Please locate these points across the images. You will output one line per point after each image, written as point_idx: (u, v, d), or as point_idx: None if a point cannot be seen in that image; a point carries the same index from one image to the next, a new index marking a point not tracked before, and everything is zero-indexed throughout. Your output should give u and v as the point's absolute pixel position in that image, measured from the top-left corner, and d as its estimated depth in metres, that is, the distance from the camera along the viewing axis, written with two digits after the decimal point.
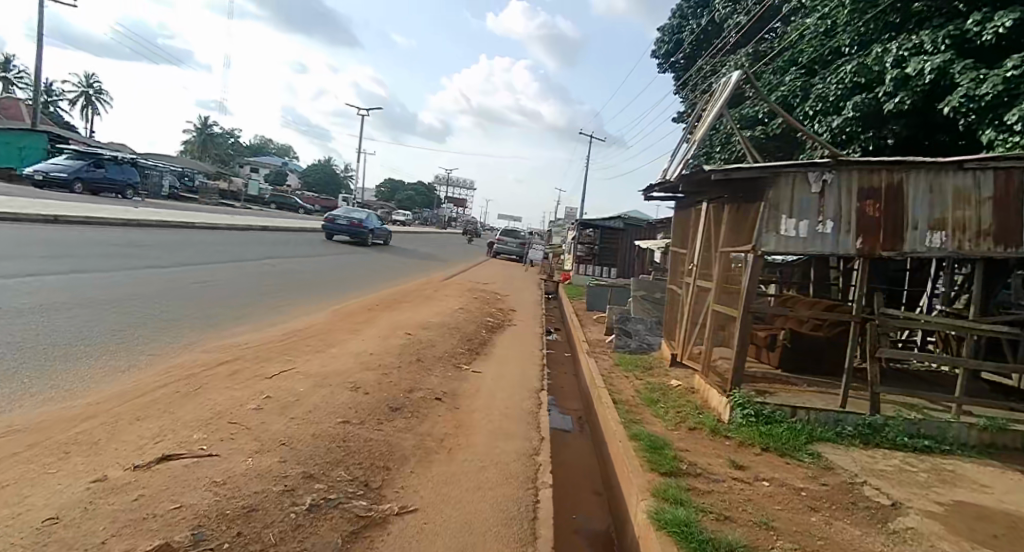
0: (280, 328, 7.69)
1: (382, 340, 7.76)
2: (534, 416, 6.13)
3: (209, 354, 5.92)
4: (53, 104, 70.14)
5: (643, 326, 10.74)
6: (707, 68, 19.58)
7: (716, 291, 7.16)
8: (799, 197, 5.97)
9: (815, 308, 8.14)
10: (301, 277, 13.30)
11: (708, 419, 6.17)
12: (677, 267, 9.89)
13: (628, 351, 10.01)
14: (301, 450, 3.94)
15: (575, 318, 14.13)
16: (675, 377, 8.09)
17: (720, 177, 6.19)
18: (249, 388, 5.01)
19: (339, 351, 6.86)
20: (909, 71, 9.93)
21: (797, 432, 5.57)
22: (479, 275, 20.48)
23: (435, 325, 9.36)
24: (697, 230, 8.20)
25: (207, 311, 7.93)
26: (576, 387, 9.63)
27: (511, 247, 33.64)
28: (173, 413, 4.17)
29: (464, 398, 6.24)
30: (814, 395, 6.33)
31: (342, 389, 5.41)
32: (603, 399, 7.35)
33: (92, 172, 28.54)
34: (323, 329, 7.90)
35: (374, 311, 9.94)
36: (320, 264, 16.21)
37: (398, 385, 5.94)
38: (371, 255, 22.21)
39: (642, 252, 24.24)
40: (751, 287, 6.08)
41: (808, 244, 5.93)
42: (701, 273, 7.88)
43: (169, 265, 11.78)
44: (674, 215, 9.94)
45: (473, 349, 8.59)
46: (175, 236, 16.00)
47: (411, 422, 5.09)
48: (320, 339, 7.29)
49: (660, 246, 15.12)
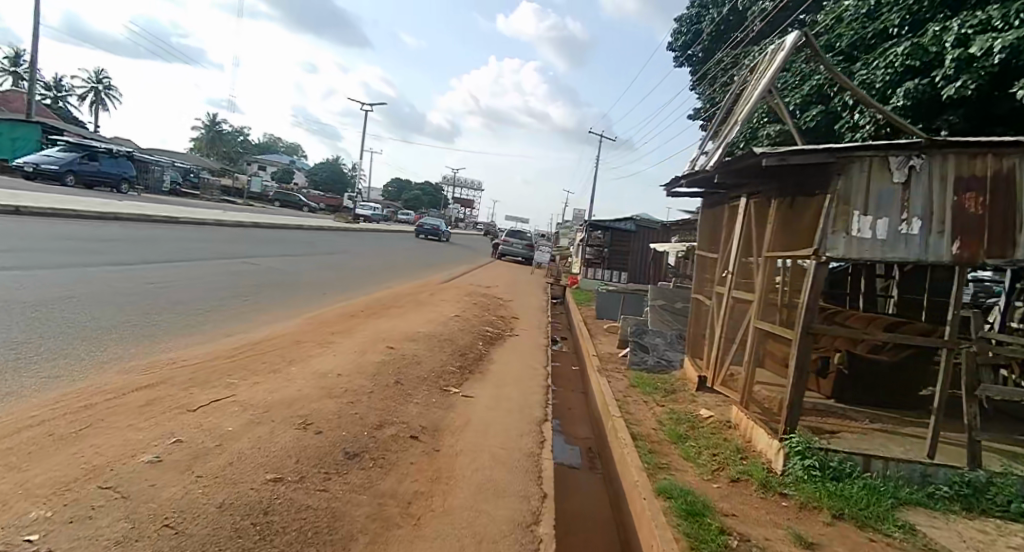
0: (236, 339, 6.44)
1: (356, 356, 6.51)
2: (534, 459, 4.86)
3: (127, 376, 4.69)
4: (61, 98, 69.44)
5: (662, 340, 9.42)
6: (727, 60, 18.27)
7: (759, 305, 5.91)
8: (876, 189, 4.74)
9: (872, 325, 6.85)
10: (283, 277, 12.05)
11: (755, 467, 4.93)
12: (704, 273, 8.64)
13: (644, 369, 8.73)
14: (192, 536, 2.69)
15: (583, 327, 12.84)
16: (704, 405, 6.81)
17: (774, 163, 4.92)
18: (157, 427, 3.76)
19: (299, 371, 5.60)
20: (975, 50, 8.63)
21: (878, 493, 4.33)
22: (481, 278, 19.22)
23: (424, 336, 8.12)
24: (734, 229, 6.96)
25: (152, 317, 6.69)
26: (585, 411, 8.37)
27: (516, 248, 32.42)
28: (18, 476, 2.93)
29: (448, 435, 4.98)
30: (888, 443, 5.13)
31: (286, 427, 4.16)
32: (619, 433, 6.09)
33: (86, 165, 27.28)
34: (288, 341, 6.66)
35: (356, 319, 8.68)
36: (310, 263, 14.99)
37: (362, 419, 4.70)
38: (368, 254, 20.97)
39: (655, 257, 22.92)
40: (812, 303, 4.83)
41: (888, 248, 4.70)
42: (737, 281, 6.62)
43: (135, 261, 10.57)
44: (700, 213, 8.68)
45: (466, 366, 7.34)
46: (154, 231, 14.82)
47: (370, 476, 3.82)
48: (281, 355, 6.04)
49: (679, 251, 13.77)
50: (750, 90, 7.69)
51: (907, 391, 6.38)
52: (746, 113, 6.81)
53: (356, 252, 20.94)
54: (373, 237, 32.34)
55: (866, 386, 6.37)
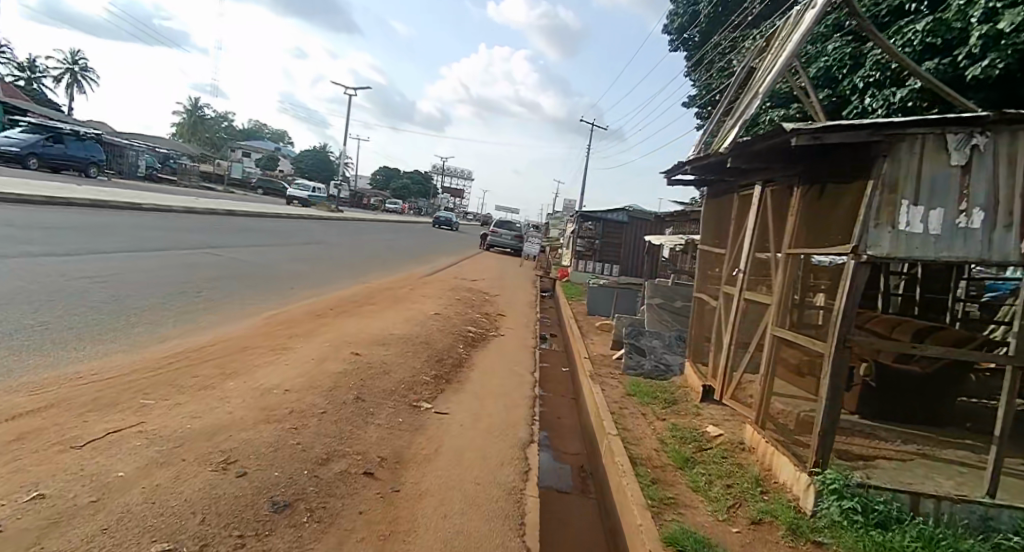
0: (170, 346, 5.55)
1: (312, 365, 5.63)
2: (515, 499, 4.01)
3: (10, 398, 3.81)
4: (37, 80, 67.48)
5: (660, 341, 8.62)
6: (725, 43, 17.41)
7: (777, 310, 5.07)
8: (929, 173, 3.89)
9: (899, 329, 6.04)
10: (247, 269, 11.08)
11: (781, 507, 4.10)
12: (709, 270, 7.86)
13: (640, 375, 7.96)
14: None
15: (574, 324, 12.02)
16: (711, 421, 6.00)
17: (806, 143, 4.08)
18: (17, 478, 2.89)
19: (237, 387, 4.73)
20: (1003, 25, 7.76)
21: (937, 545, 3.53)
22: (466, 271, 18.33)
23: (396, 339, 7.25)
24: (747, 221, 6.11)
25: (73, 318, 5.78)
26: (577, 423, 7.53)
27: (506, 239, 31.57)
28: None
29: (413, 467, 4.12)
30: (936, 474, 4.33)
31: (198, 469, 3.29)
32: (614, 456, 5.25)
33: (51, 148, 26.04)
34: (234, 348, 5.77)
35: (321, 318, 7.79)
36: (282, 254, 14.05)
37: (305, 452, 3.82)
38: (348, 244, 20.00)
39: (648, 249, 22.16)
40: (849, 311, 3.98)
41: (943, 245, 3.87)
42: (750, 281, 5.82)
43: (78, 252, 9.59)
44: (704, 202, 7.81)
45: (443, 374, 6.48)
46: (112, 219, 13.81)
47: (301, 538, 2.95)
48: (219, 367, 5.15)
49: (677, 244, 12.93)
50: (764, 62, 6.79)
51: (944, 407, 5.58)
52: (762, 88, 5.94)
53: (335, 242, 19.99)
54: (357, 226, 31.31)
55: (895, 400, 5.57)
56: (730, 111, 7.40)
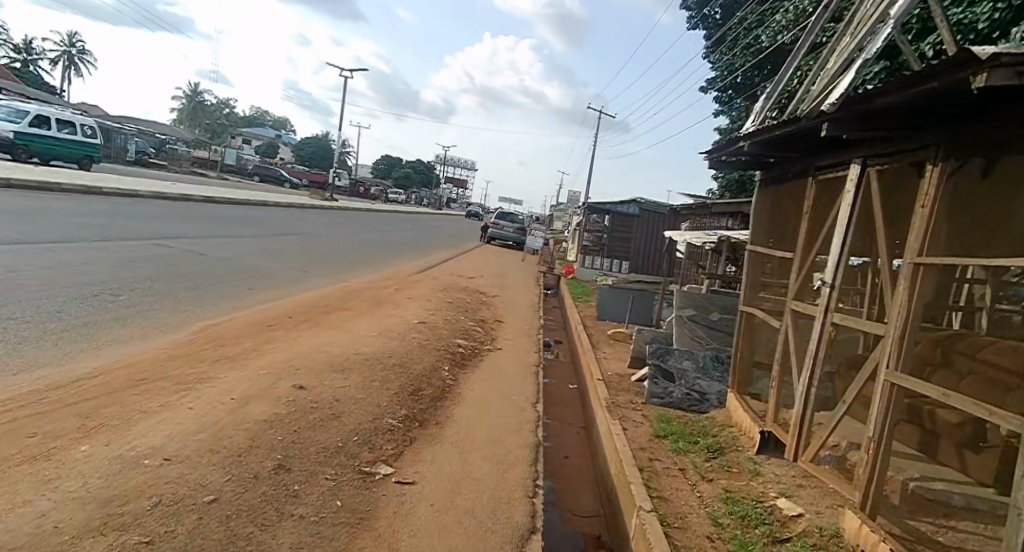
0: (22, 382, 3.94)
1: (227, 408, 4.03)
2: None
3: None
4: (31, 63, 65.91)
5: (691, 362, 6.99)
6: (751, 17, 15.67)
7: (899, 347, 3.44)
8: None
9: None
10: (202, 264, 9.43)
11: None
12: (760, 275, 6.19)
13: (668, 406, 6.37)
14: None
15: (582, 332, 10.39)
16: (781, 488, 4.37)
17: (1004, 82, 2.44)
18: None
19: (87, 456, 3.11)
20: None
21: None
22: (463, 266, 16.81)
23: (359, 362, 5.65)
24: (834, 213, 4.44)
25: None
26: (590, 469, 5.90)
27: (507, 232, 29.91)
28: None
29: None
30: None
31: None
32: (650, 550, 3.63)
33: None
34: (122, 383, 4.16)
35: (270, 331, 6.18)
36: (254, 245, 12.43)
37: None
38: (335, 235, 18.41)
39: (660, 244, 20.48)
40: None
41: None
42: (839, 297, 4.21)
43: None
44: (758, 187, 6.11)
45: (415, 415, 4.86)
46: (56, 203, 12.10)
47: None
48: (80, 418, 3.53)
49: (701, 242, 11.30)
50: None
51: None
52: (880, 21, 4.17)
53: (320, 233, 18.32)
54: (350, 216, 29.66)
55: None
56: (815, 67, 5.59)
